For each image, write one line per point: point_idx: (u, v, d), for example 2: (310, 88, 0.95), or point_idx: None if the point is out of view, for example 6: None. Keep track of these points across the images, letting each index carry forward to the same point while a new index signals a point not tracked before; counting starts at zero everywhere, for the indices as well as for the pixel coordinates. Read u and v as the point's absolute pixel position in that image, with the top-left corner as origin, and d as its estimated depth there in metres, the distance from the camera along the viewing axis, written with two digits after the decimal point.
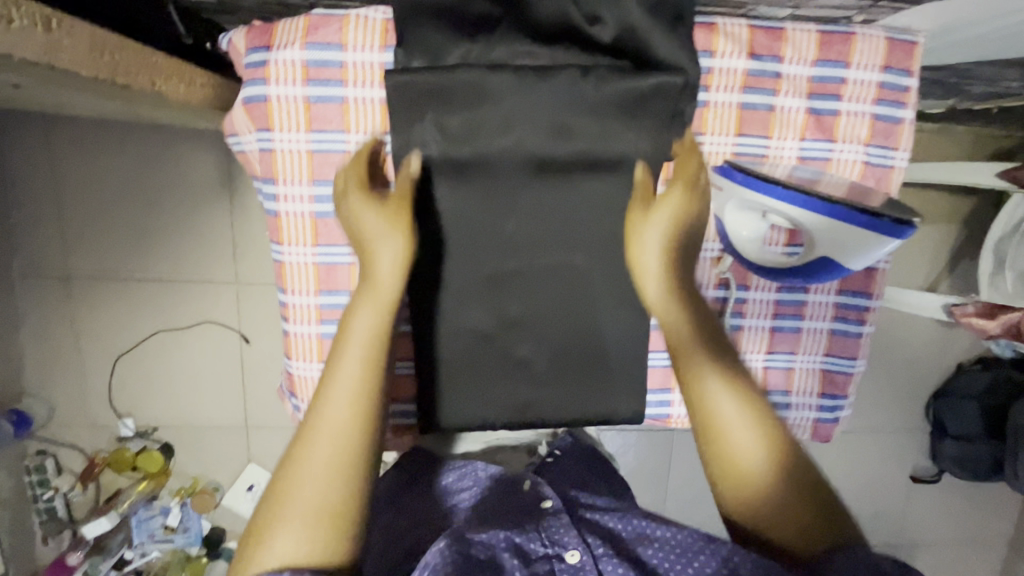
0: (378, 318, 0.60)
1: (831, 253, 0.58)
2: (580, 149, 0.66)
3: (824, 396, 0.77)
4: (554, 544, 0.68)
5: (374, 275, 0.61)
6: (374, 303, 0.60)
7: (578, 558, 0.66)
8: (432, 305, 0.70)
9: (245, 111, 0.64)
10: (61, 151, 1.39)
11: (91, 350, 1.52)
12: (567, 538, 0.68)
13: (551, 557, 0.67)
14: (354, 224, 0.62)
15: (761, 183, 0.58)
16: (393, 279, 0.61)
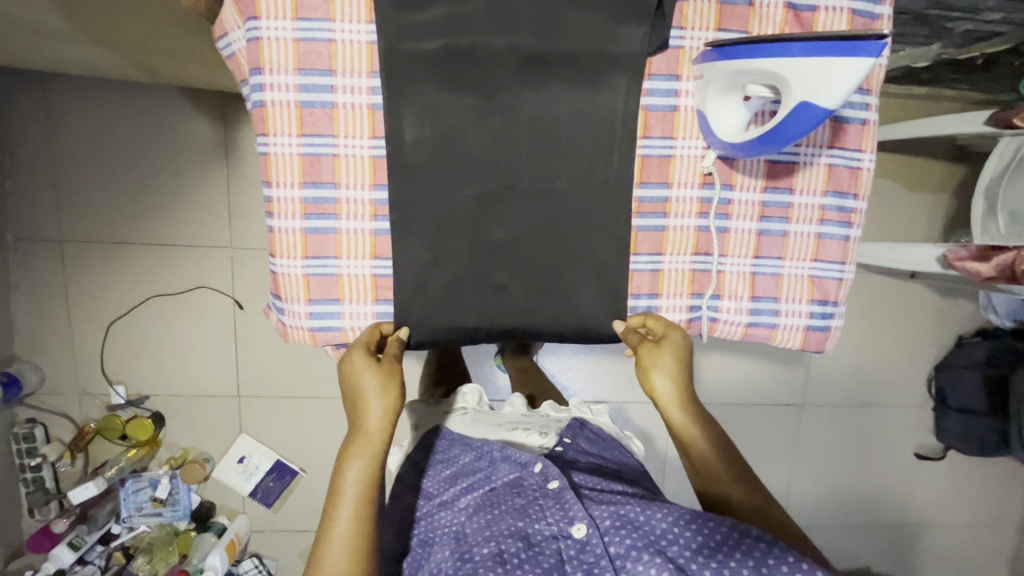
0: (368, 465, 0.68)
1: (803, 92, 0.53)
2: (563, 38, 0.66)
3: (814, 303, 0.76)
4: (561, 522, 0.69)
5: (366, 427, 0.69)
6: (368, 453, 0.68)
7: (584, 534, 0.67)
8: (411, 200, 0.69)
9: (234, 3, 0.65)
10: (64, 114, 1.42)
11: (85, 315, 1.52)
12: (572, 513, 0.69)
13: (559, 536, 0.69)
14: (352, 383, 0.69)
15: (730, 49, 0.59)
16: (383, 428, 0.69)
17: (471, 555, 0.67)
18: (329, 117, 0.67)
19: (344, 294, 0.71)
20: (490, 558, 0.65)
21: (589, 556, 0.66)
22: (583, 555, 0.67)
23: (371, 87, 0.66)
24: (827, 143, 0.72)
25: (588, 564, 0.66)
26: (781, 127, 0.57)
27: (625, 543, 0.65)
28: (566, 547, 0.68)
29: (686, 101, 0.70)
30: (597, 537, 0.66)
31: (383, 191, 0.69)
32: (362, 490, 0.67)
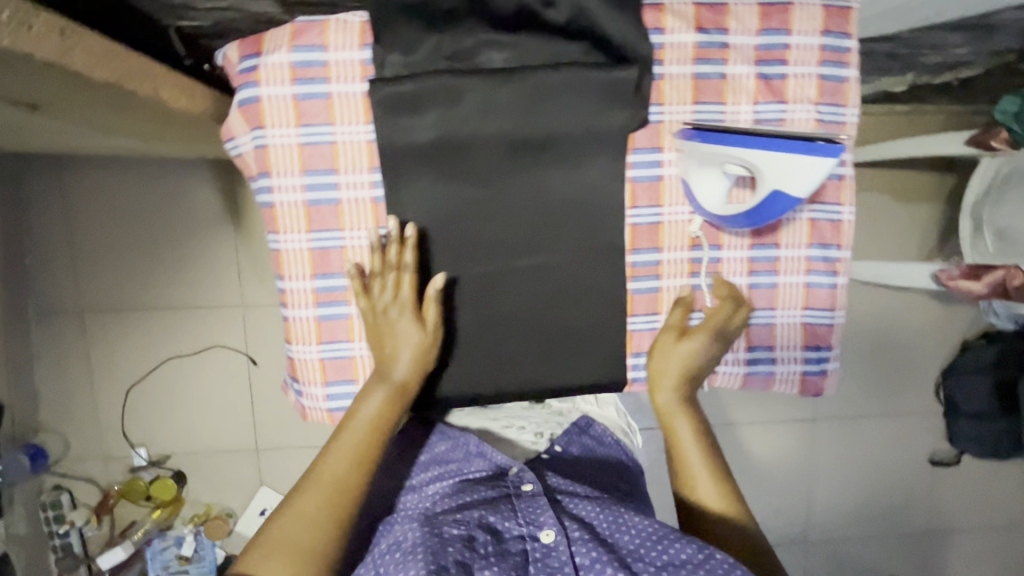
0: (387, 406, 0.69)
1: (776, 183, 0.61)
2: (549, 123, 0.69)
3: (809, 349, 0.79)
4: (529, 524, 0.67)
5: (395, 374, 0.70)
6: (387, 395, 0.70)
7: (552, 539, 0.64)
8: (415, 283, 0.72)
9: (241, 114, 0.70)
10: (76, 191, 1.47)
11: (105, 381, 1.56)
12: (542, 518, 0.66)
13: (527, 537, 0.65)
14: (386, 327, 0.70)
15: (714, 134, 0.65)
16: (412, 378, 0.70)
17: (436, 533, 0.64)
18: (335, 212, 0.71)
19: (359, 374, 0.75)
20: (456, 542, 0.63)
21: (553, 562, 0.62)
22: (548, 559, 0.63)
23: (372, 181, 0.71)
24: (807, 198, 0.75)
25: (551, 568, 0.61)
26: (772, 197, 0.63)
27: (590, 554, 0.62)
28: (532, 548, 0.64)
29: (670, 171, 0.74)
30: (564, 545, 0.63)
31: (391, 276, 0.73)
32: (365, 433, 0.68)
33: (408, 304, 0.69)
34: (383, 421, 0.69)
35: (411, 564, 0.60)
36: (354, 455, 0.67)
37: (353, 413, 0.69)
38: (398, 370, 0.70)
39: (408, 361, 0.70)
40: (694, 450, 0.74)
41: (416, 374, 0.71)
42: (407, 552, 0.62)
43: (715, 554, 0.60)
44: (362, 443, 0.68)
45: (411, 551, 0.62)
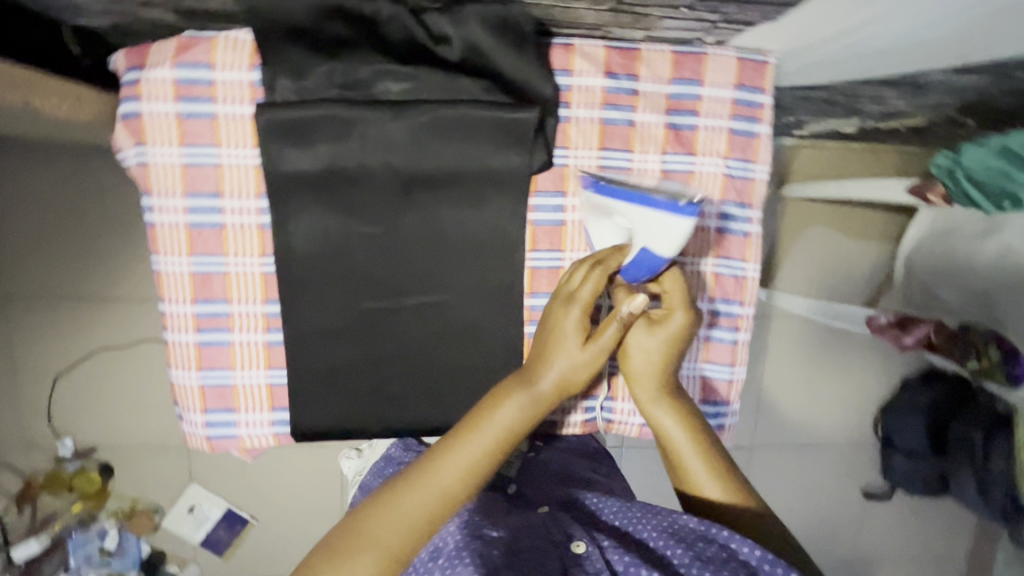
0: (524, 416, 0.59)
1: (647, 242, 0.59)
2: (444, 161, 0.67)
3: (707, 403, 0.78)
4: (560, 531, 0.56)
5: (540, 382, 0.60)
6: (525, 407, 0.59)
7: (584, 548, 0.53)
8: (297, 313, 0.70)
9: (123, 127, 0.67)
10: (5, 172, 1.42)
11: (30, 370, 1.51)
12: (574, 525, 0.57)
13: (556, 544, 0.54)
14: (552, 324, 0.62)
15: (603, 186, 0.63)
16: (558, 393, 0.60)
17: (474, 538, 0.54)
18: (218, 237, 0.68)
19: (240, 403, 0.72)
20: (494, 549, 0.53)
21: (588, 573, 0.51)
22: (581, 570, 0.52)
23: (259, 208, 0.68)
24: (712, 253, 0.74)
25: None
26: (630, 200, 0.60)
27: (623, 558, 0.52)
28: (565, 558, 0.53)
29: (573, 216, 0.72)
30: (596, 552, 0.53)
31: (275, 305, 0.70)
32: (492, 446, 0.58)
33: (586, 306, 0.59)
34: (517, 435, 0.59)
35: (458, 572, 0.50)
36: (470, 464, 0.56)
37: (478, 418, 0.59)
38: (545, 379, 0.60)
39: (559, 372, 0.60)
40: (683, 437, 0.64)
41: (559, 390, 0.60)
42: (450, 561, 0.52)
43: (745, 547, 0.52)
44: (484, 450, 0.57)
45: (457, 555, 0.52)
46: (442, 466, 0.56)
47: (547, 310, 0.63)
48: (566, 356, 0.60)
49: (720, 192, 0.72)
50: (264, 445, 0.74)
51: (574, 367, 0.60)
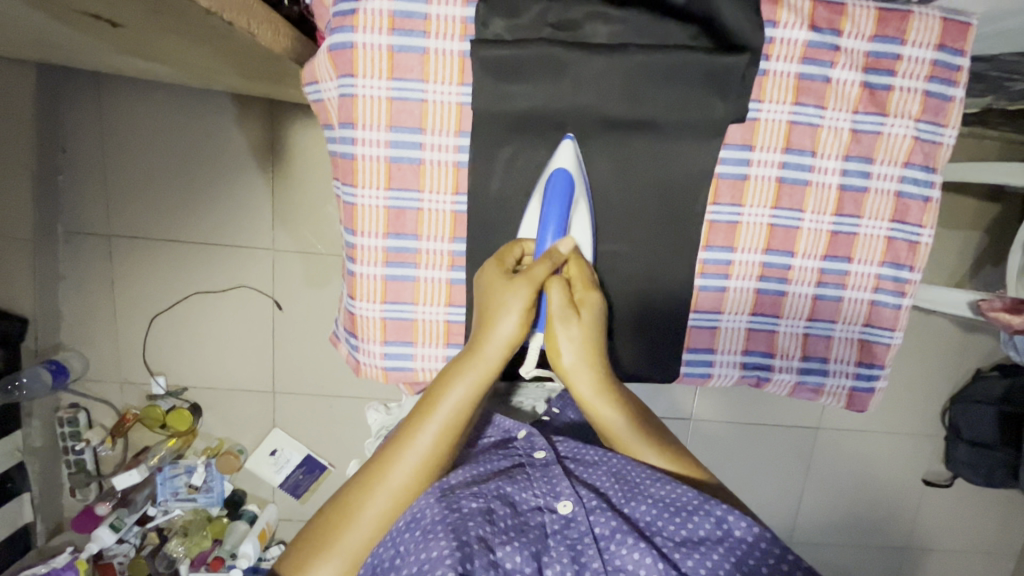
0: (475, 388, 0.63)
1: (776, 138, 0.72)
2: (642, 109, 0.69)
3: (861, 365, 0.79)
4: (547, 493, 0.58)
5: (485, 351, 0.64)
6: (475, 379, 0.63)
7: (569, 510, 0.56)
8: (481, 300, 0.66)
9: (329, 58, 0.67)
10: (117, 112, 1.44)
11: (128, 308, 1.55)
12: (560, 486, 0.58)
13: (541, 510, 0.57)
14: (484, 299, 0.66)
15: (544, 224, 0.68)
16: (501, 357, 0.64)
17: (454, 508, 0.55)
18: (416, 172, 0.70)
19: (418, 336, 0.75)
20: (477, 517, 0.54)
21: (572, 533, 0.55)
22: (566, 532, 0.55)
23: (457, 145, 0.70)
24: (888, 217, 0.74)
25: (570, 544, 0.54)
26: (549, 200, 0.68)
27: (609, 523, 0.55)
28: (549, 523, 0.56)
29: (757, 171, 0.72)
30: (583, 516, 0.55)
31: (462, 243, 0.73)
32: (444, 428, 0.62)
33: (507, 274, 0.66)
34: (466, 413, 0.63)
35: (435, 544, 0.51)
36: (427, 458, 0.61)
37: (433, 402, 0.63)
38: (489, 348, 0.64)
39: (500, 345, 0.64)
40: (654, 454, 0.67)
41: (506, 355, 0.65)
42: (428, 532, 0.53)
43: (744, 522, 0.54)
44: (431, 449, 0.61)
45: (432, 529, 0.53)
46: (406, 452, 0.61)
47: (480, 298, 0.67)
48: (506, 329, 0.64)
49: (905, 156, 0.72)
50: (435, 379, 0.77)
51: (505, 339, 0.64)
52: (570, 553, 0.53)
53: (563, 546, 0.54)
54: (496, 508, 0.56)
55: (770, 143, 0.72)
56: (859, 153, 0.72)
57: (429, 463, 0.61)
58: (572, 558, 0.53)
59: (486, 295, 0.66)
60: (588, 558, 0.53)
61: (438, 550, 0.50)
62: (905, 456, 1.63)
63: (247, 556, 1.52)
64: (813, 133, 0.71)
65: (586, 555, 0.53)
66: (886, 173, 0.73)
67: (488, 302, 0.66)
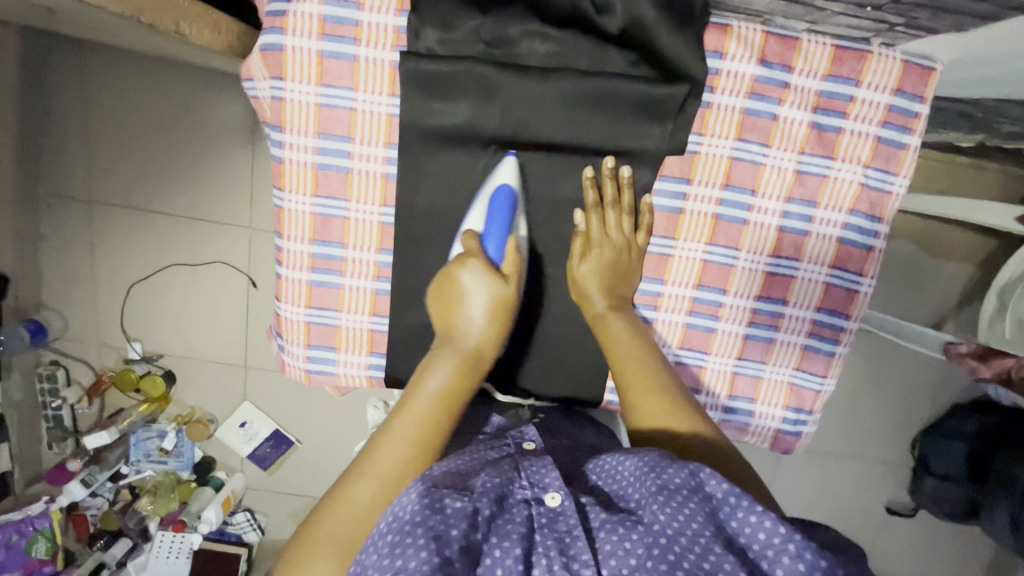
0: (457, 372, 0.64)
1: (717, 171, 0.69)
2: (575, 133, 0.67)
3: (788, 409, 0.78)
4: (533, 484, 0.52)
5: (467, 342, 0.67)
6: (457, 366, 0.64)
7: (559, 502, 0.50)
8: (457, 281, 0.68)
9: (261, 58, 0.66)
10: (102, 80, 1.45)
11: (107, 273, 1.58)
12: (547, 479, 0.52)
13: (530, 501, 0.51)
14: (460, 291, 0.67)
15: (493, 220, 0.67)
16: (480, 344, 0.67)
17: (437, 506, 0.47)
18: (343, 181, 0.69)
19: (341, 343, 0.75)
20: (464, 517, 0.47)
21: (561, 526, 0.48)
22: (555, 524, 0.49)
23: (386, 157, 0.69)
24: (828, 262, 0.72)
25: (558, 537, 0.48)
26: (491, 214, 0.67)
27: (601, 517, 0.50)
28: (537, 515, 0.50)
29: (693, 206, 0.70)
30: (573, 510, 0.49)
31: (388, 255, 0.72)
32: (433, 410, 0.61)
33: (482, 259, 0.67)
34: (456, 395, 0.63)
35: (415, 551, 0.44)
36: (413, 442, 0.58)
37: (412, 391, 0.62)
38: (470, 338, 0.67)
39: (482, 331, 0.67)
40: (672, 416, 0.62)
41: (486, 346, 0.68)
42: (411, 529, 0.46)
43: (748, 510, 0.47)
44: (419, 429, 0.59)
45: (416, 526, 0.46)
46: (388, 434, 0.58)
47: (453, 277, 0.68)
48: (487, 304, 0.67)
49: (851, 202, 0.70)
50: (356, 385, 0.78)
51: (489, 320, 0.68)
52: (558, 546, 0.47)
53: (550, 539, 0.47)
54: (484, 503, 0.49)
55: (708, 178, 0.69)
56: (802, 195, 0.70)
57: (417, 441, 0.58)
58: (561, 552, 0.46)
59: (460, 287, 0.67)
60: (576, 554, 0.47)
61: (416, 560, 0.44)
62: (871, 483, 1.61)
63: (209, 523, 1.60)
64: (755, 170, 0.69)
65: (577, 546, 0.47)
66: (828, 219, 0.70)
67: (466, 295, 0.67)
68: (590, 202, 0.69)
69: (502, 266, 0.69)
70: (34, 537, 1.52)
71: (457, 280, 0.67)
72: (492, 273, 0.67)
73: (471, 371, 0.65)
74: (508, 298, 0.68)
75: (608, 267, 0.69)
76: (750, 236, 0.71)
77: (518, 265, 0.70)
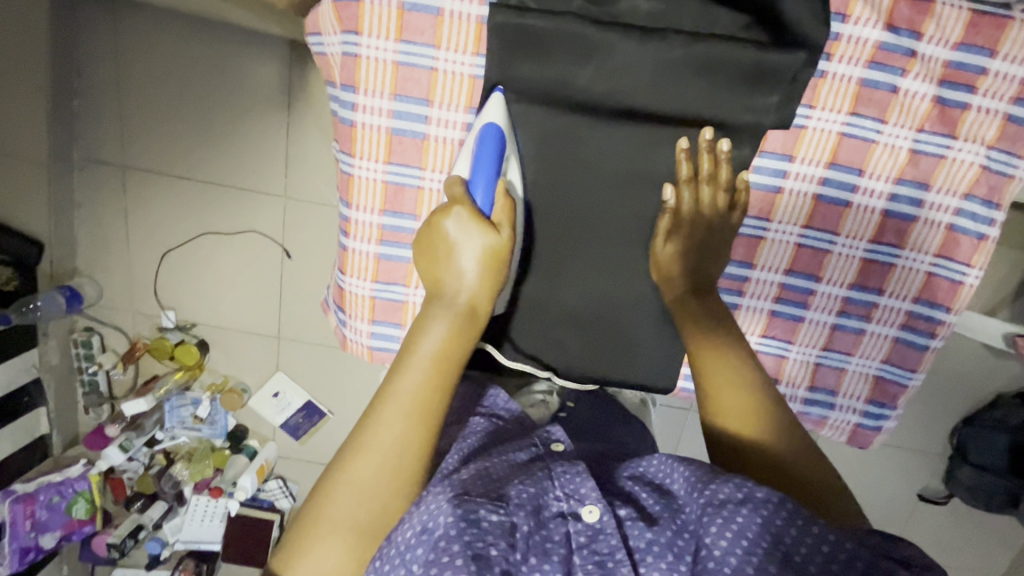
0: (453, 327, 0.58)
1: (824, 147, 0.64)
2: (673, 104, 0.62)
3: (871, 403, 0.74)
4: (569, 496, 0.48)
5: (458, 294, 0.60)
6: (453, 320, 0.58)
7: (598, 516, 0.46)
8: (445, 231, 0.60)
9: (335, 10, 0.61)
10: (132, 38, 1.37)
11: (141, 241, 1.55)
12: (584, 490, 0.48)
13: (565, 516, 0.47)
14: (446, 242, 0.60)
15: (478, 161, 0.61)
16: (472, 295, 0.60)
17: (473, 520, 0.44)
18: (418, 147, 0.65)
19: (407, 320, 0.72)
20: (498, 534, 0.44)
21: (601, 547, 0.45)
22: (595, 544, 0.45)
23: (466, 123, 0.65)
24: (933, 251, 0.67)
25: (599, 559, 0.44)
26: (479, 160, 0.61)
27: (644, 536, 0.47)
28: (574, 533, 0.46)
29: (793, 184, 0.66)
30: (613, 526, 0.46)
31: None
32: (428, 375, 0.54)
33: (468, 207, 0.60)
34: (453, 354, 0.56)
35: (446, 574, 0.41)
36: (412, 414, 0.52)
37: (405, 355, 0.55)
38: (459, 293, 0.60)
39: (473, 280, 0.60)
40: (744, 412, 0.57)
41: (482, 296, 0.61)
42: (440, 548, 0.42)
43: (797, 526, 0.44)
44: (415, 397, 0.53)
45: (445, 545, 0.43)
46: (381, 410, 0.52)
47: (440, 227, 0.60)
48: (477, 252, 0.59)
49: (966, 186, 0.64)
50: None
51: (484, 268, 0.60)
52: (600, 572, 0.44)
53: (590, 562, 0.44)
54: (519, 518, 0.45)
55: (814, 155, 0.64)
56: (914, 177, 0.64)
57: (417, 408, 0.52)
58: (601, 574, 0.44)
59: (448, 238, 0.60)
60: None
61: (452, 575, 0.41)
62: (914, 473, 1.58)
63: (245, 489, 1.60)
64: (865, 149, 0.64)
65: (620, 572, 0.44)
66: (940, 203, 0.65)
67: (454, 246, 0.60)
68: (682, 176, 0.64)
69: (493, 213, 0.61)
70: (74, 498, 1.55)
71: (442, 230, 0.60)
72: (479, 220, 0.60)
73: (466, 324, 0.59)
74: (501, 244, 0.61)
75: (696, 247, 0.65)
76: (852, 217, 0.66)
77: (511, 214, 0.62)
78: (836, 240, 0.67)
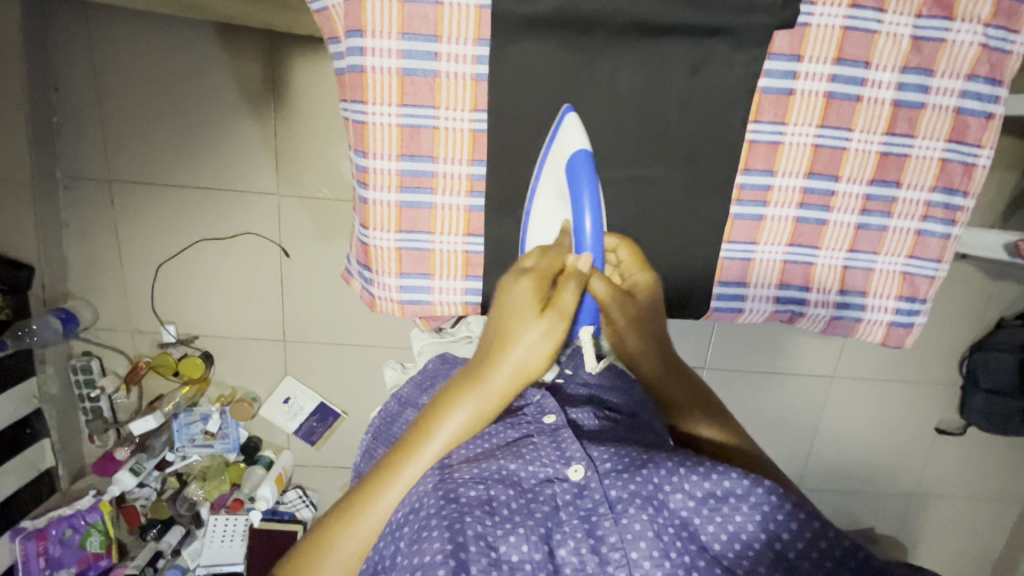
0: (476, 417, 0.52)
1: (830, 45, 0.65)
2: (683, 9, 0.61)
3: (902, 299, 0.75)
4: (554, 461, 0.53)
5: (488, 383, 0.51)
6: (477, 409, 0.51)
7: (581, 476, 0.51)
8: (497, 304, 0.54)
9: None
10: (106, 37, 1.27)
11: (133, 257, 1.45)
12: (571, 451, 0.53)
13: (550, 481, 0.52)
14: (499, 313, 0.53)
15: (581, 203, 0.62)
16: (507, 389, 0.51)
17: (453, 497, 0.48)
18: (430, 86, 0.65)
19: (435, 269, 0.71)
20: (477, 509, 0.48)
21: (586, 503, 0.50)
22: (580, 501, 0.50)
23: (476, 55, 0.64)
24: (944, 136, 0.68)
25: (584, 516, 0.49)
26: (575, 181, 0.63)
27: (627, 488, 0.49)
28: (560, 493, 0.51)
29: (804, 85, 0.66)
30: (596, 481, 0.51)
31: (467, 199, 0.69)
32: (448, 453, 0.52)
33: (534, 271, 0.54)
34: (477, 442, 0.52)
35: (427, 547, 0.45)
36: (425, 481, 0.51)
37: (430, 425, 0.52)
38: (494, 377, 0.51)
39: (509, 372, 0.51)
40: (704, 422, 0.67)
41: (515, 388, 0.52)
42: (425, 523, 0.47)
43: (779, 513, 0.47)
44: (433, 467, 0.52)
45: (427, 523, 0.47)
46: (412, 458, 0.52)
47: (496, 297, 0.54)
48: (522, 342, 0.50)
49: (970, 67, 0.66)
50: (453, 314, 0.74)
51: (516, 362, 0.51)
52: (584, 527, 0.49)
53: (576, 518, 0.49)
54: (501, 492, 0.50)
55: (820, 52, 0.65)
56: (918, 64, 0.66)
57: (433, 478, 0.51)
58: (586, 532, 0.48)
59: (505, 310, 0.52)
60: (603, 532, 0.48)
61: (431, 555, 0.44)
62: None
63: (266, 499, 1.51)
64: (869, 40, 0.65)
65: (603, 526, 0.48)
66: (945, 87, 0.66)
67: (505, 326, 0.52)
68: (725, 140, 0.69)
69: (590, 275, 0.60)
70: (88, 531, 1.47)
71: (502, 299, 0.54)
72: (533, 291, 0.52)
73: (490, 416, 0.52)
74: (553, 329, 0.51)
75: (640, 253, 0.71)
76: (865, 113, 0.67)
77: (603, 284, 0.59)
78: (852, 139, 0.68)
